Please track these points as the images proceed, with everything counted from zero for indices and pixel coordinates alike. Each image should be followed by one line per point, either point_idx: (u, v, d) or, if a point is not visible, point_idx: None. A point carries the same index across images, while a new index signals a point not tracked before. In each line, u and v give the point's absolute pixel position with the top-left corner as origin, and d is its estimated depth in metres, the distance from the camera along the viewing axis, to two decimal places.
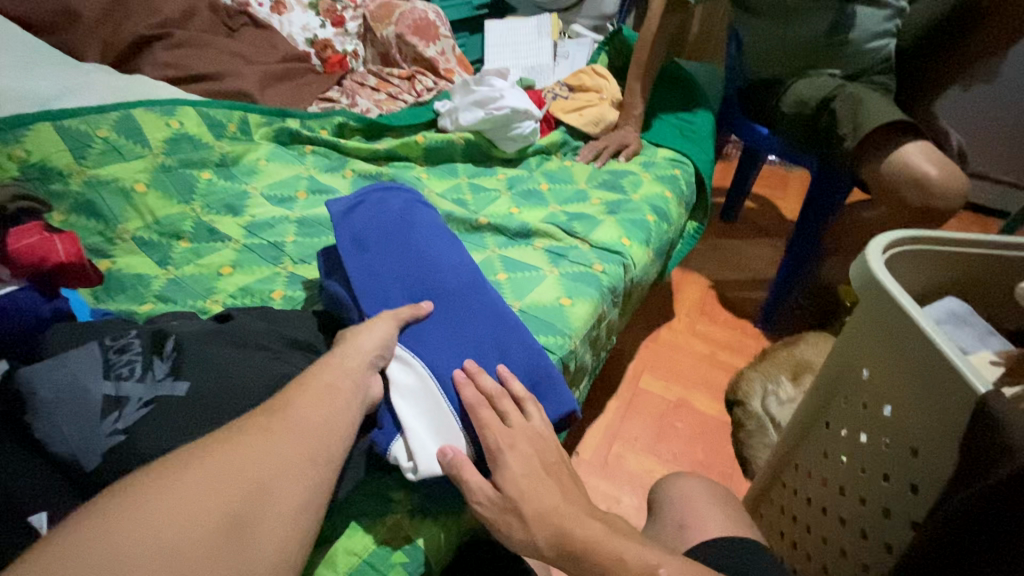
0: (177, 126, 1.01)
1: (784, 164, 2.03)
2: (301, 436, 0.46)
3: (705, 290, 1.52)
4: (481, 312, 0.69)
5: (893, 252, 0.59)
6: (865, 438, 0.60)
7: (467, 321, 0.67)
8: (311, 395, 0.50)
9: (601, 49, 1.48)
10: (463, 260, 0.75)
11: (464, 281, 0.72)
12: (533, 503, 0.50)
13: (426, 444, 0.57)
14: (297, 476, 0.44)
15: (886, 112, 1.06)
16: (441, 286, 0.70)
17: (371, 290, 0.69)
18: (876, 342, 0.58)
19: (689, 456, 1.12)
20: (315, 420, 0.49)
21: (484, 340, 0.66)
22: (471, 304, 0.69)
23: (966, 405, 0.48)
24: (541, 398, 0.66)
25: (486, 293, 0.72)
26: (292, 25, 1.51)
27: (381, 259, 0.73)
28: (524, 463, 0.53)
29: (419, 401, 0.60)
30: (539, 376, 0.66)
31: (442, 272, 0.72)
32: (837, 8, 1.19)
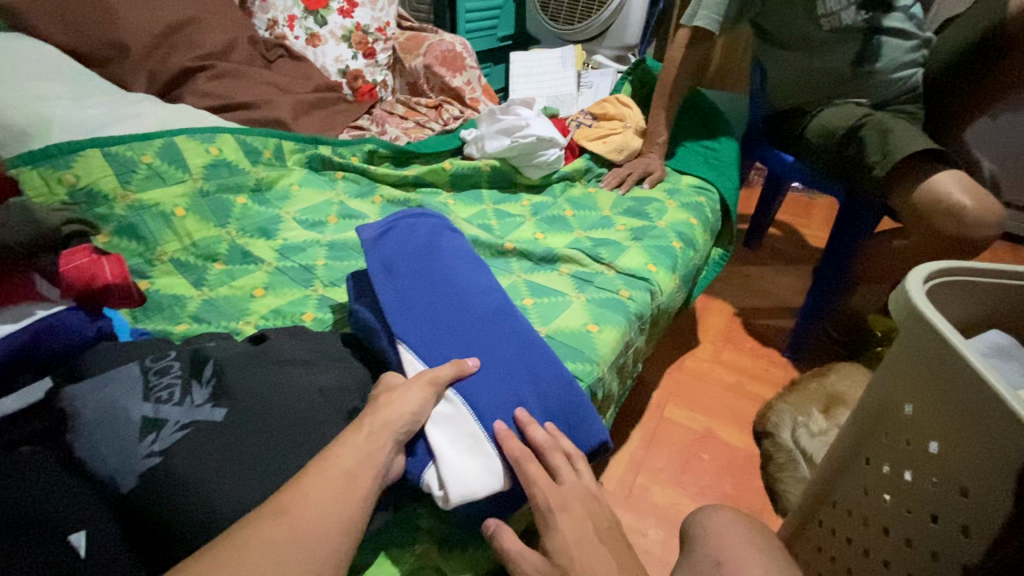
0: (216, 153, 1.05)
1: (807, 191, 2.02)
2: (309, 545, 0.44)
3: (730, 318, 1.50)
4: (513, 336, 0.68)
5: (935, 282, 0.58)
6: (910, 476, 0.58)
7: (499, 345, 0.67)
8: (339, 471, 0.50)
9: (625, 79, 1.50)
10: (492, 286, 0.76)
11: (494, 306, 0.72)
12: (585, 567, 0.51)
13: (460, 474, 0.56)
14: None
15: (916, 142, 1.05)
16: (471, 312, 0.70)
17: (403, 315, 0.69)
18: (920, 376, 0.56)
19: (717, 489, 1.09)
20: (348, 488, 0.49)
21: (517, 365, 0.66)
22: (503, 331, 0.69)
23: (1021, 446, 0.45)
24: (573, 425, 0.66)
25: (516, 318, 0.72)
26: (326, 56, 1.55)
27: (412, 284, 0.73)
28: (575, 528, 0.54)
29: (453, 428, 0.60)
30: (572, 404, 0.66)
31: (472, 298, 0.72)
32: (862, 39, 1.20)
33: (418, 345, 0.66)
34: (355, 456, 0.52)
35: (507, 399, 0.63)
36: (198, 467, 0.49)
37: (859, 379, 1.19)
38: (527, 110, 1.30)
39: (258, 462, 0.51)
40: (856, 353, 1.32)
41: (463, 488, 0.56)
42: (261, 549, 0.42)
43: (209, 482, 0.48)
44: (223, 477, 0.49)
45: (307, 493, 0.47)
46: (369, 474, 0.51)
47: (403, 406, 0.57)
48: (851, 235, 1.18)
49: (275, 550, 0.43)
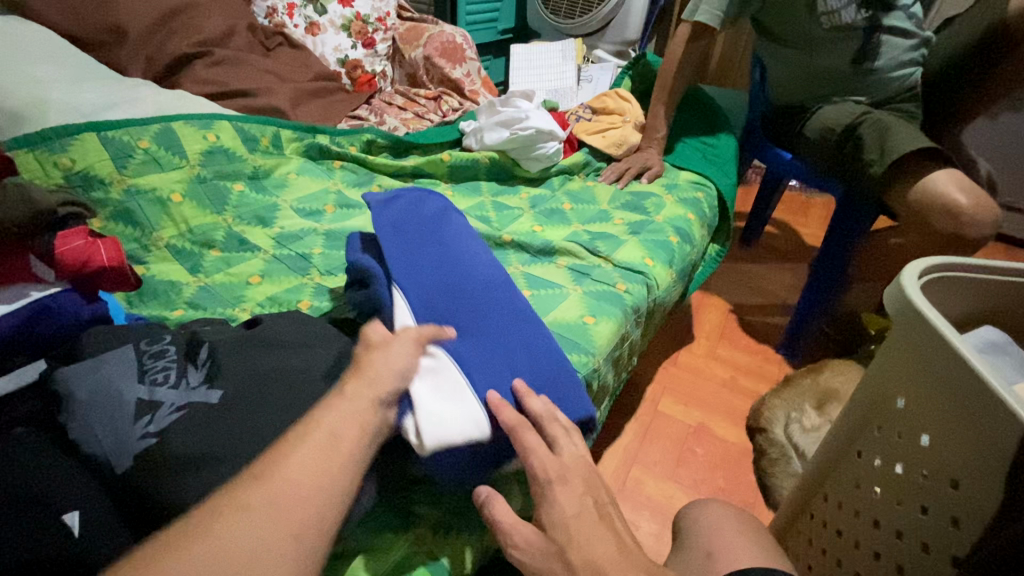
0: (213, 139, 1.05)
1: (805, 190, 2.02)
2: (283, 521, 0.39)
3: (725, 314, 1.50)
4: (507, 308, 0.71)
5: (930, 277, 0.58)
6: (900, 469, 0.58)
7: (492, 313, 0.69)
8: (321, 440, 0.45)
9: (625, 73, 1.50)
10: (492, 261, 0.78)
11: (492, 278, 0.74)
12: (582, 549, 0.46)
13: (440, 424, 0.55)
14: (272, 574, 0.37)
15: (915, 140, 1.06)
16: (471, 279, 0.72)
17: (404, 270, 0.70)
18: (912, 371, 0.57)
19: (709, 482, 1.09)
20: (332, 455, 0.44)
21: (508, 334, 0.67)
22: (498, 300, 0.71)
23: (1011, 438, 0.46)
24: (561, 397, 0.66)
25: (512, 293, 0.74)
26: (325, 45, 1.54)
27: (416, 246, 0.74)
28: (575, 503, 0.50)
29: (436, 379, 0.58)
30: (561, 378, 0.67)
31: (473, 267, 0.74)
32: (863, 37, 1.21)
33: (412, 297, 0.67)
34: (333, 420, 0.47)
35: (496, 364, 0.63)
36: (193, 451, 0.49)
37: (853, 376, 1.20)
38: (527, 102, 1.30)
39: (250, 446, 0.50)
40: (849, 349, 1.32)
41: (440, 438, 0.55)
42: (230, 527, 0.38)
43: (204, 464, 0.48)
44: (218, 459, 0.49)
45: (283, 464, 0.43)
46: (353, 440, 0.47)
47: (392, 362, 0.54)
48: (848, 232, 1.18)
49: (244, 528, 0.38)
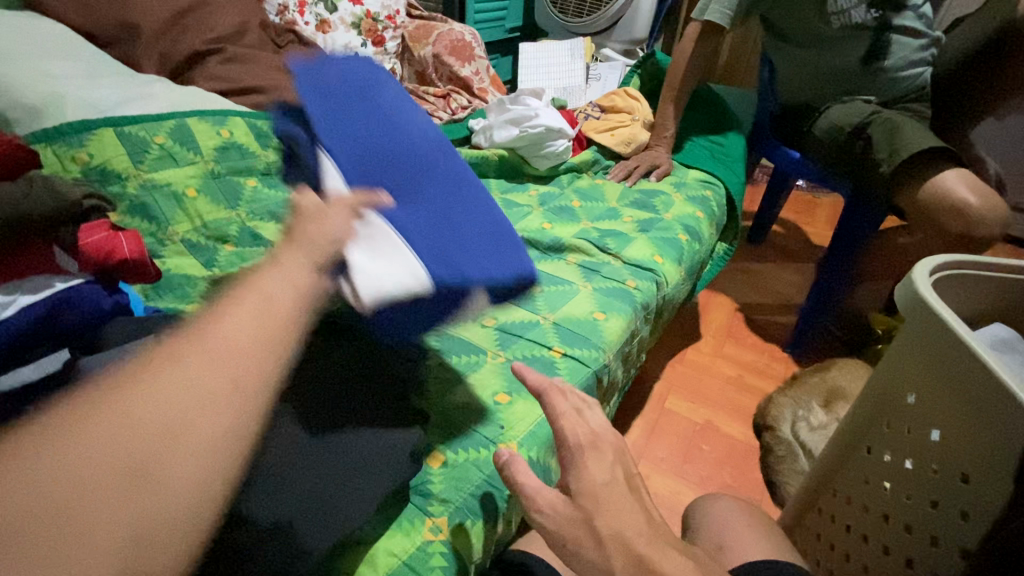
0: (227, 135, 1.05)
1: (811, 190, 2.03)
2: (202, 402, 0.27)
3: (732, 313, 1.51)
4: (443, 175, 0.69)
5: (940, 274, 0.59)
6: (911, 465, 0.59)
7: (426, 180, 0.66)
8: (245, 302, 0.31)
9: (634, 72, 1.50)
10: (426, 128, 0.73)
11: (429, 145, 0.70)
12: (610, 517, 0.46)
13: (376, 279, 0.54)
14: (195, 476, 0.26)
15: (923, 139, 1.06)
16: (404, 142, 0.68)
17: (330, 130, 0.64)
18: (924, 368, 0.57)
19: (716, 479, 1.10)
20: (273, 304, 0.32)
21: (444, 197, 0.66)
22: (434, 167, 0.68)
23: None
24: (505, 255, 0.64)
25: (446, 157, 0.71)
26: (335, 43, 1.55)
27: (344, 106, 0.68)
28: (605, 472, 0.50)
29: (373, 243, 0.55)
30: (503, 240, 0.66)
31: (406, 132, 0.69)
32: (872, 36, 1.21)
33: (342, 160, 0.62)
34: (255, 281, 0.33)
35: (428, 229, 0.61)
36: None
37: (859, 374, 1.20)
38: (536, 100, 1.30)
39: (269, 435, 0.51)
40: (855, 350, 1.33)
41: (376, 291, 0.54)
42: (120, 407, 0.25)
43: None
44: None
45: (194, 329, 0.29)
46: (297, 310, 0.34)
47: (327, 227, 0.40)
48: (857, 230, 1.18)
49: (140, 405, 0.26)
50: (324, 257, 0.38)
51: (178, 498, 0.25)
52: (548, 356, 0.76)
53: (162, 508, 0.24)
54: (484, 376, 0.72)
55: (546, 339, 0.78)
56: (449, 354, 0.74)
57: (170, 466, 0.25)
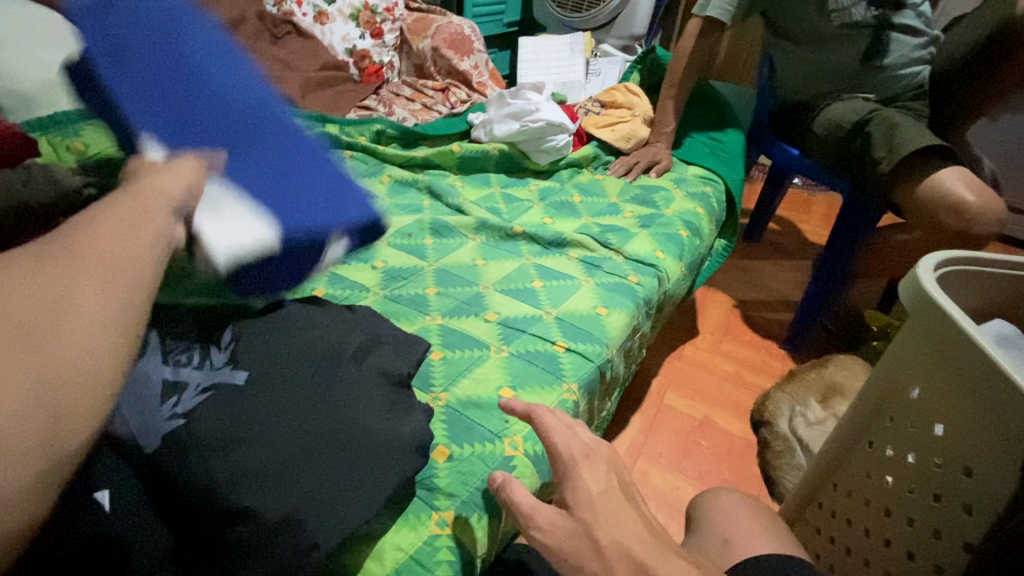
0: None
1: (807, 188, 2.03)
2: (67, 280, 0.32)
3: (729, 309, 1.51)
4: (268, 121, 0.65)
5: (944, 272, 0.59)
6: (913, 458, 0.60)
7: (252, 129, 0.63)
8: (105, 220, 0.37)
9: (634, 67, 1.49)
10: (238, 73, 0.67)
11: (245, 94, 0.65)
12: (609, 529, 0.47)
13: (228, 238, 0.52)
14: (73, 337, 0.30)
15: (922, 137, 1.07)
16: (219, 94, 0.63)
17: (137, 99, 0.57)
18: (928, 363, 0.58)
19: (715, 474, 1.10)
20: (135, 221, 0.38)
21: (275, 147, 0.63)
22: (256, 116, 0.64)
23: None
24: (339, 200, 0.65)
25: (267, 101, 0.67)
26: (333, 35, 1.53)
27: (143, 60, 0.60)
28: (599, 482, 0.51)
29: (219, 204, 0.52)
30: (336, 183, 0.66)
31: (216, 82, 0.63)
32: (872, 34, 1.21)
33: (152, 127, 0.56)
34: (103, 207, 0.38)
35: (266, 178, 0.59)
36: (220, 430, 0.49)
37: (857, 370, 1.21)
38: (537, 94, 1.29)
39: (272, 429, 0.50)
40: (850, 345, 1.35)
41: (232, 250, 0.52)
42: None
43: (228, 444, 0.48)
44: (242, 439, 0.48)
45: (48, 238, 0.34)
46: (150, 226, 0.39)
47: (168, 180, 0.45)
48: (855, 228, 1.19)
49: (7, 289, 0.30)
50: (175, 201, 0.44)
51: (69, 354, 0.30)
52: (551, 351, 0.76)
53: (59, 361, 0.30)
54: (488, 371, 0.72)
55: (549, 334, 0.78)
56: (452, 348, 0.74)
57: (43, 329, 0.30)
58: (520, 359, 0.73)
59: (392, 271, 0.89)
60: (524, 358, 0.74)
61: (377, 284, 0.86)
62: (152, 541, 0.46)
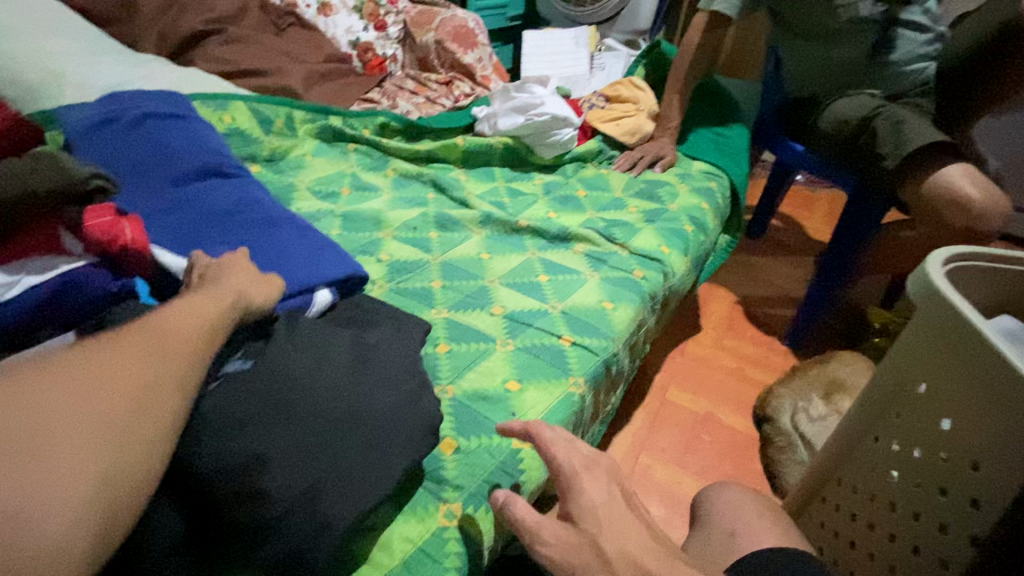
0: (229, 121, 1.07)
1: (810, 184, 2.03)
2: (161, 354, 0.40)
3: (732, 305, 1.51)
4: (257, 224, 0.77)
5: (953, 267, 0.59)
6: (919, 453, 0.60)
7: (242, 232, 0.76)
8: (175, 308, 0.45)
9: (639, 62, 1.48)
10: (226, 194, 0.81)
11: (233, 206, 0.79)
12: (617, 541, 0.46)
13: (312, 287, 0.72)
14: (169, 401, 0.38)
15: (928, 134, 1.06)
16: (210, 207, 0.78)
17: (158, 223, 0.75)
18: (936, 359, 0.57)
19: (717, 469, 1.11)
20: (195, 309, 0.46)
21: (262, 243, 0.74)
22: (246, 220, 0.78)
23: None
24: (325, 260, 0.75)
25: (258, 214, 0.79)
26: (337, 27, 1.52)
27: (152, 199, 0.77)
28: (602, 492, 0.51)
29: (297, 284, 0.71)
30: (323, 248, 0.77)
31: (207, 199, 0.79)
32: (877, 31, 1.21)
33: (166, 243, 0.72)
34: (199, 298, 0.48)
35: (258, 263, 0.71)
36: (230, 419, 0.48)
37: (859, 367, 1.21)
38: (541, 88, 1.29)
39: (279, 420, 0.50)
40: (853, 341, 1.35)
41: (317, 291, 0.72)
42: (111, 350, 0.38)
43: (236, 431, 0.48)
44: (251, 426, 0.48)
45: (162, 315, 0.43)
46: (228, 322, 0.49)
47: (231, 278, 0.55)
48: (858, 225, 1.19)
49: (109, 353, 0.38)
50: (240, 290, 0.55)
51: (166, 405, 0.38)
52: (557, 344, 0.75)
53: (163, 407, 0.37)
54: (494, 364, 0.72)
55: (555, 327, 0.77)
56: (458, 342, 0.74)
57: (152, 392, 0.37)
58: (526, 353, 0.73)
59: (397, 264, 0.89)
60: (530, 352, 0.73)
61: (383, 277, 0.86)
62: (166, 527, 0.45)
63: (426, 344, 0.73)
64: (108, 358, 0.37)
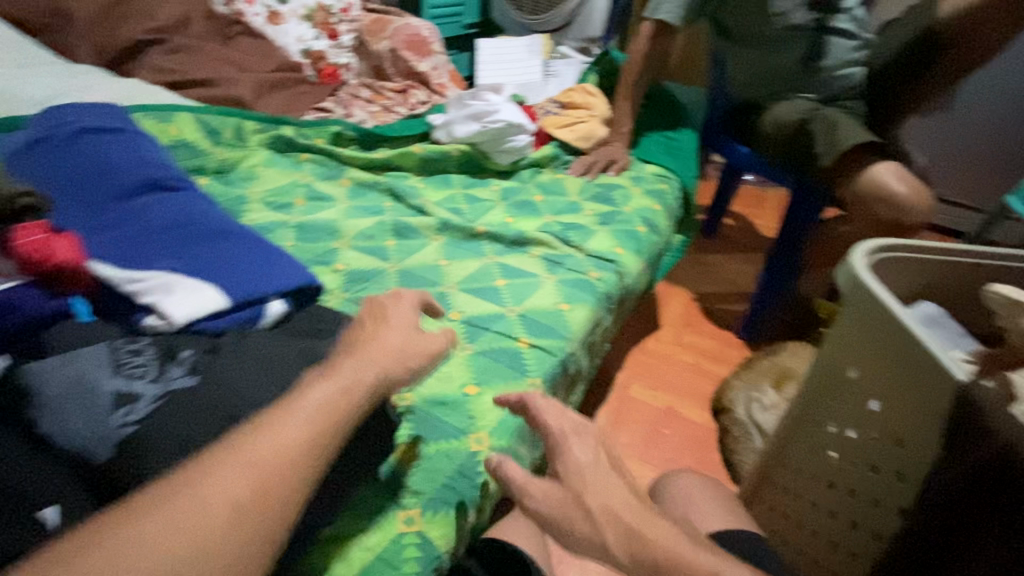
0: (175, 133, 1.06)
1: (760, 184, 2.12)
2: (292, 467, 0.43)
3: (689, 302, 1.57)
4: (205, 236, 0.76)
5: (876, 259, 0.64)
6: (853, 434, 0.63)
7: (190, 244, 0.74)
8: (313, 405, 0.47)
9: (591, 69, 1.52)
10: (171, 206, 0.79)
11: (178, 219, 0.77)
12: (599, 499, 0.46)
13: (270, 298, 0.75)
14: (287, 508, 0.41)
15: (859, 134, 1.13)
16: (154, 220, 0.76)
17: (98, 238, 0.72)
18: (864, 345, 0.61)
19: (678, 461, 1.14)
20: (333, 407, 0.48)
21: (210, 256, 0.73)
22: (193, 232, 0.76)
23: (950, 395, 0.51)
24: (279, 271, 0.74)
25: (206, 227, 0.78)
26: (287, 35, 1.51)
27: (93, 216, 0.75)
28: (589, 453, 0.50)
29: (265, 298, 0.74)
30: (275, 259, 0.76)
31: (151, 211, 0.77)
32: (812, 37, 1.26)
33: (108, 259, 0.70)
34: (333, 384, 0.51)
35: (206, 274, 0.70)
36: (175, 441, 0.50)
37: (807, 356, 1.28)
38: (495, 95, 1.30)
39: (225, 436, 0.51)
40: (802, 333, 1.41)
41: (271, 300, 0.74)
42: (223, 479, 0.37)
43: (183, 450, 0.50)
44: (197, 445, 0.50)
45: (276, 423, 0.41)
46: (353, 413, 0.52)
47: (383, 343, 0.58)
48: (801, 222, 1.25)
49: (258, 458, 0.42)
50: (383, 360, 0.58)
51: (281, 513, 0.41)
52: (515, 347, 0.76)
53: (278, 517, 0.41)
54: (452, 369, 0.72)
55: (512, 330, 0.79)
56: None
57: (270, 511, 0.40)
58: (485, 357, 0.74)
59: (354, 274, 0.89)
60: (488, 356, 0.74)
61: (339, 288, 0.86)
62: None
63: (384, 353, 0.73)
64: (222, 489, 0.37)
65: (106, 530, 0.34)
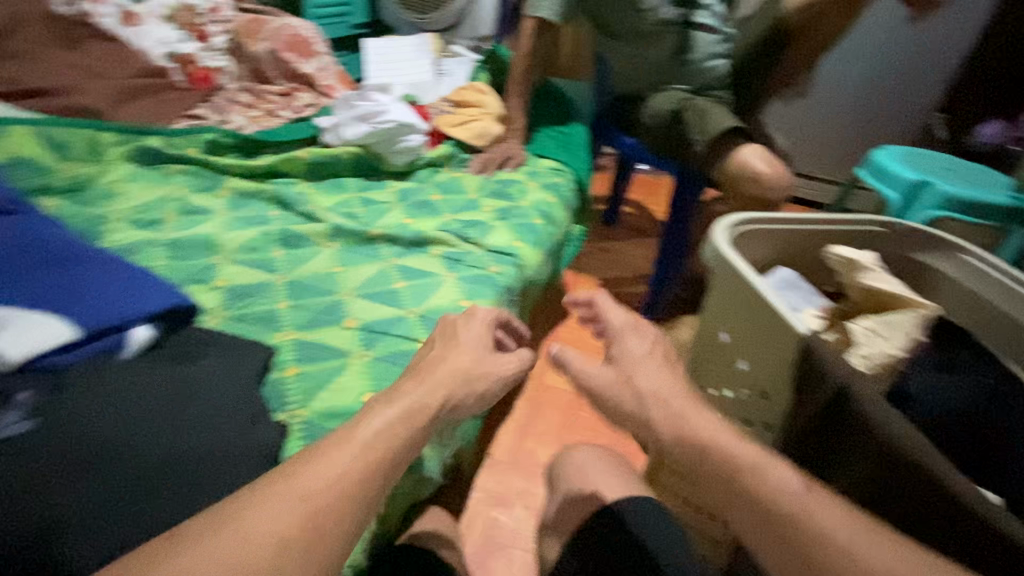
0: (16, 152, 0.98)
1: (654, 172, 2.25)
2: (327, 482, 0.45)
3: (596, 289, 1.63)
4: (46, 263, 0.67)
5: (734, 233, 0.69)
6: (730, 392, 0.69)
7: (28, 273, 0.65)
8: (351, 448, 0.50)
9: (482, 67, 1.55)
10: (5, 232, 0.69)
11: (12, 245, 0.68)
12: (641, 374, 0.60)
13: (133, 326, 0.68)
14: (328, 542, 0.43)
15: (723, 121, 1.23)
16: None
17: None
18: (731, 312, 0.67)
19: (594, 441, 1.19)
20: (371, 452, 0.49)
21: (53, 284, 0.65)
22: (31, 259, 0.67)
23: (795, 347, 0.58)
24: (140, 295, 0.67)
25: (49, 251, 0.69)
26: (146, 38, 1.36)
27: None
28: (642, 347, 0.65)
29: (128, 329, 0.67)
30: (135, 282, 0.69)
31: None
32: (679, 32, 1.35)
33: None
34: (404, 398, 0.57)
35: (48, 304, 0.62)
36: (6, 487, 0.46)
37: None
38: (383, 95, 1.27)
39: (71, 476, 0.48)
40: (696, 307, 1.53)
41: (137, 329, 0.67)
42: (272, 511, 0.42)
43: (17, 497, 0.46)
44: (36, 491, 0.47)
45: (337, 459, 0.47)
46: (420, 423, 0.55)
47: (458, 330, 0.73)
48: (684, 203, 1.35)
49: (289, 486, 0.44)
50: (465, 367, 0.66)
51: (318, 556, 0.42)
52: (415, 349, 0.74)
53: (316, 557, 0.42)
54: (349, 378, 0.69)
55: (412, 332, 0.76)
56: (309, 362, 0.70)
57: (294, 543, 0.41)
58: (384, 363, 0.72)
59: (237, 290, 0.83)
60: (388, 361, 0.72)
61: (221, 307, 0.80)
62: None
63: (273, 370, 0.69)
64: (267, 521, 0.41)
65: (168, 550, 0.38)
